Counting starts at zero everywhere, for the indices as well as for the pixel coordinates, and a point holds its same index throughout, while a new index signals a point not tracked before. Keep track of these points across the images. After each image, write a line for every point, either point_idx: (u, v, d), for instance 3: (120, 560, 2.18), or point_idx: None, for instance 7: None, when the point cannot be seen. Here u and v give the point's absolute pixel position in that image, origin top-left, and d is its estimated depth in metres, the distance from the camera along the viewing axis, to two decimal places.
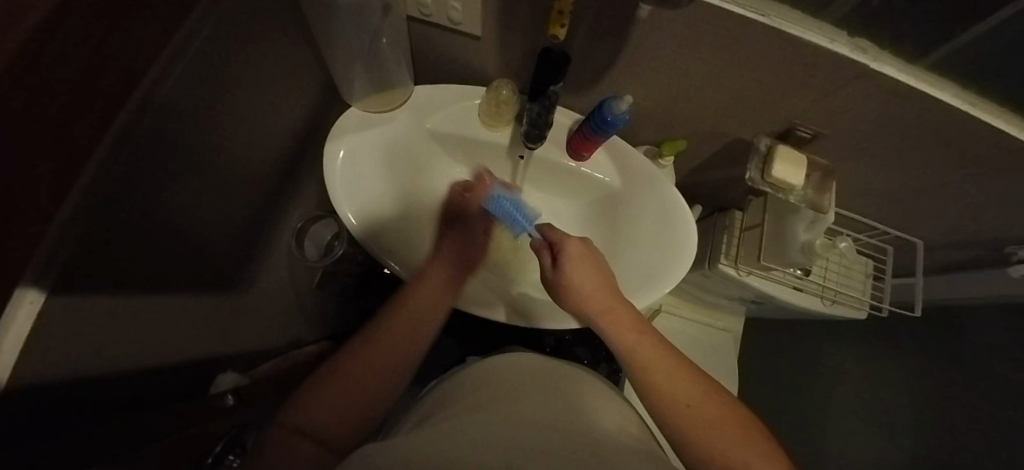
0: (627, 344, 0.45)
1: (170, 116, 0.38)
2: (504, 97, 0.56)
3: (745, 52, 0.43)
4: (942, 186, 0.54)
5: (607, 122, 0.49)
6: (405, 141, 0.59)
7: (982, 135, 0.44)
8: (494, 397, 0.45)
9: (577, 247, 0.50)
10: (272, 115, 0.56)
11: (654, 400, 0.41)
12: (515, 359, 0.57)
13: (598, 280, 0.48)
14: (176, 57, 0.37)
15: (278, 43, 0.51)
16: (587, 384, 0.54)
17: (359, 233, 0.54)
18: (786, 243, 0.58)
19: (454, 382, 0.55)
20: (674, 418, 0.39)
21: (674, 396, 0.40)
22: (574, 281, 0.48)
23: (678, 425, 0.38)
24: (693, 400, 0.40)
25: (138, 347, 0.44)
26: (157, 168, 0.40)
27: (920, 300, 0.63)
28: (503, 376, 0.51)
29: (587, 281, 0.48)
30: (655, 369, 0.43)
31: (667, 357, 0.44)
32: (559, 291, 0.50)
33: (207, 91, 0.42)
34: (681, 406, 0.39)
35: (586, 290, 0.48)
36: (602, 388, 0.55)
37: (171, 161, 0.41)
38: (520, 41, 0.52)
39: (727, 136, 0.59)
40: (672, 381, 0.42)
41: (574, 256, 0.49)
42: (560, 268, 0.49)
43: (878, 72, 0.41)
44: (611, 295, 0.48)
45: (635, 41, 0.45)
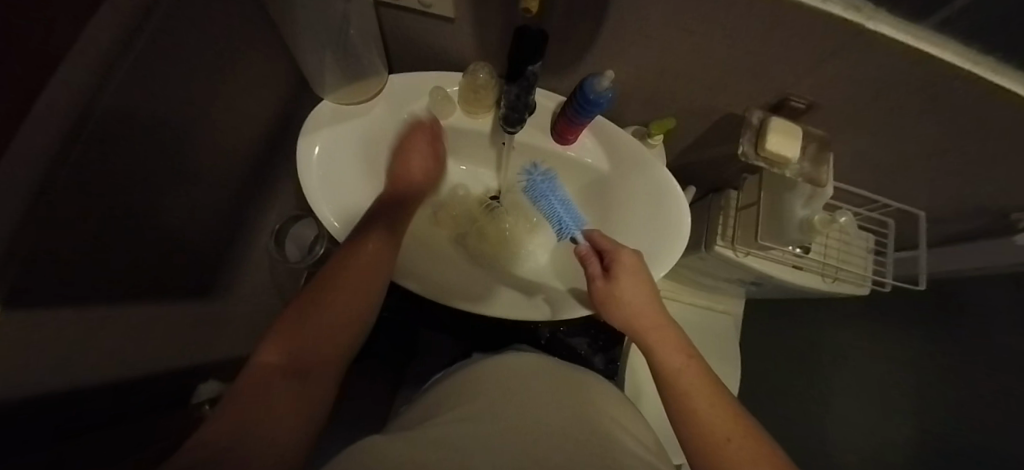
0: (673, 368, 0.45)
1: (120, 118, 0.36)
2: (481, 82, 0.53)
3: (731, 21, 0.40)
4: (944, 154, 0.52)
5: (590, 102, 0.47)
6: (383, 134, 0.57)
7: (987, 98, 0.42)
8: (487, 403, 0.42)
9: (630, 259, 0.49)
10: (238, 113, 0.53)
11: (694, 428, 0.39)
12: (508, 361, 0.55)
13: (646, 297, 0.48)
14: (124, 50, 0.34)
15: (239, 36, 0.48)
16: (589, 387, 0.52)
17: (338, 231, 0.52)
18: (782, 220, 0.56)
19: (449, 386, 0.52)
20: (710, 448, 0.37)
21: (710, 422, 0.39)
22: (626, 294, 0.47)
23: (713, 456, 0.36)
24: (735, 433, 0.37)
25: (106, 365, 0.42)
26: (113, 172, 0.37)
27: (925, 273, 0.61)
28: (489, 379, 0.49)
29: (639, 297, 0.48)
30: (696, 395, 0.42)
31: (710, 387, 0.43)
32: (603, 301, 0.49)
33: (162, 84, 0.39)
34: (719, 436, 0.37)
35: (634, 306, 0.48)
36: (593, 384, 0.53)
37: (129, 164, 0.39)
38: (494, 22, 0.49)
39: (718, 112, 0.57)
40: (714, 410, 0.40)
41: (626, 268, 0.48)
42: (612, 278, 0.48)
43: (873, 30, 0.38)
44: (657, 314, 0.49)
45: (615, 15, 0.43)
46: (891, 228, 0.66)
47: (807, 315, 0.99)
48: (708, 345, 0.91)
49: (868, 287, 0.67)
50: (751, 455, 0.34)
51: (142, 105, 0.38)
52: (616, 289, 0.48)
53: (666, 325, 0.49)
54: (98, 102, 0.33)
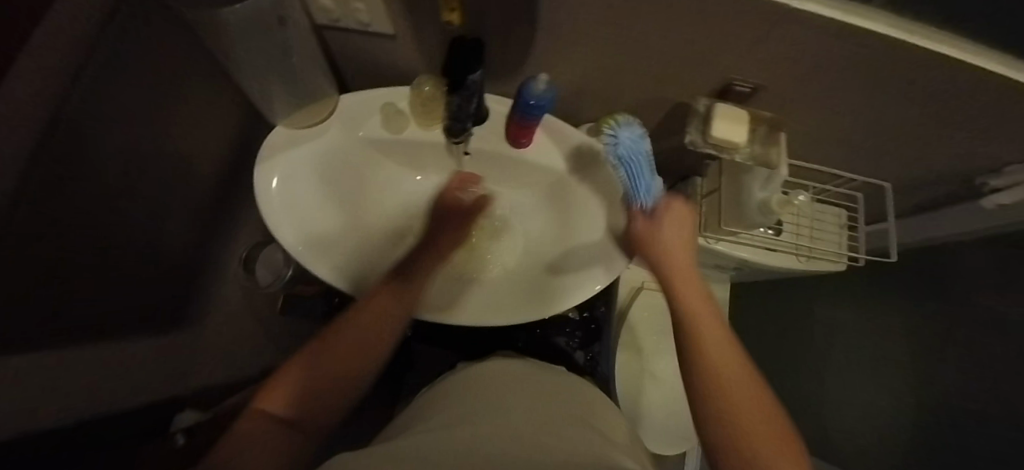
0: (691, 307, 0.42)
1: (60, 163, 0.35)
2: (428, 94, 0.54)
3: (658, 14, 0.40)
4: (896, 125, 0.52)
5: (532, 106, 0.47)
6: (340, 154, 0.57)
7: (931, 67, 0.41)
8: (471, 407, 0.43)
9: (681, 207, 0.49)
10: (190, 147, 0.54)
11: (705, 365, 0.36)
12: (480, 370, 0.56)
13: (683, 241, 0.48)
14: (70, 80, 0.34)
15: (184, 70, 0.49)
16: (564, 386, 0.53)
17: (301, 255, 0.53)
18: (743, 204, 0.56)
19: (431, 395, 0.53)
20: (712, 388, 0.35)
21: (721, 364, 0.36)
22: (666, 240, 0.47)
23: (715, 399, 0.34)
24: (740, 389, 0.34)
25: (70, 410, 0.43)
26: (54, 214, 0.35)
27: (894, 246, 0.61)
28: (461, 391, 0.49)
29: (675, 247, 0.47)
30: (710, 338, 0.39)
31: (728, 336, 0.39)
32: (639, 241, 0.49)
33: (110, 111, 0.40)
34: (725, 389, 0.34)
35: (669, 245, 0.47)
36: (568, 386, 0.54)
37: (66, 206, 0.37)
38: (433, 35, 0.50)
39: (668, 102, 0.57)
40: (731, 366, 0.36)
41: (671, 214, 0.48)
42: (653, 221, 0.48)
43: (802, 10, 0.36)
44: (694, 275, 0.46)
45: (546, 19, 0.43)
46: (859, 202, 0.65)
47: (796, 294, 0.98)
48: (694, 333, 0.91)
49: (843, 263, 0.66)
50: (754, 417, 0.32)
51: (86, 148, 0.38)
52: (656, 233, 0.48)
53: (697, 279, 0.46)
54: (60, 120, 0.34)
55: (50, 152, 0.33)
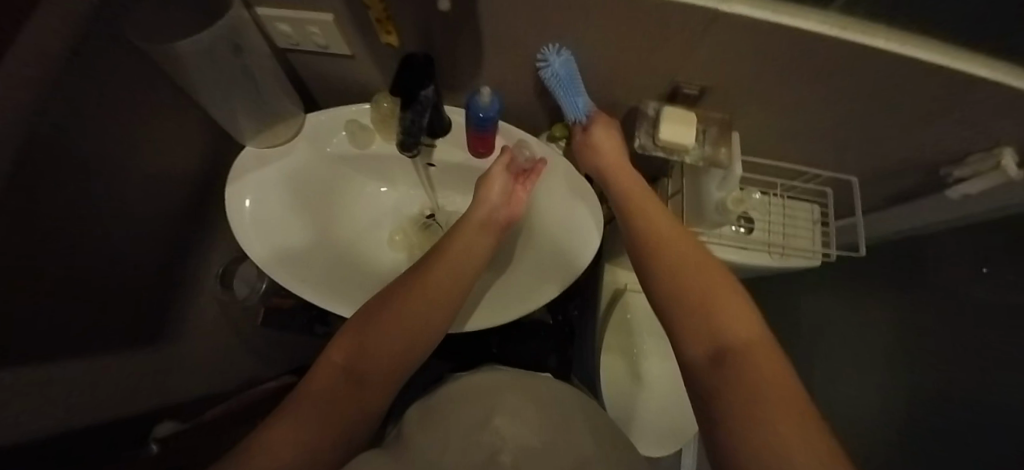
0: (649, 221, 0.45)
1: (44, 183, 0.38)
2: (387, 110, 0.56)
3: (591, 20, 0.41)
4: (849, 119, 0.52)
5: (482, 118, 0.49)
6: (308, 172, 0.60)
7: (865, 60, 0.42)
8: (424, 443, 0.44)
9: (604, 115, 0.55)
10: (162, 170, 0.57)
11: (661, 263, 0.40)
12: (453, 385, 0.56)
13: (615, 142, 0.54)
14: (42, 110, 0.36)
15: (158, 96, 0.52)
16: (526, 391, 0.54)
17: (272, 270, 0.55)
18: (702, 203, 0.56)
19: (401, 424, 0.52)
20: (673, 277, 0.38)
21: (678, 260, 0.40)
22: (603, 152, 0.53)
23: (675, 289, 0.38)
24: (708, 282, 0.37)
25: (50, 424, 0.44)
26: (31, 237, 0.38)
27: (864, 239, 0.60)
28: (441, 413, 0.50)
29: (616, 163, 0.53)
30: (670, 242, 0.42)
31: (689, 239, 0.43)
32: (582, 152, 0.56)
33: (76, 138, 0.41)
34: (690, 281, 0.37)
35: (606, 151, 0.53)
36: (541, 394, 0.54)
37: (47, 225, 0.40)
38: (387, 53, 0.52)
39: (622, 107, 0.58)
40: (690, 261, 0.39)
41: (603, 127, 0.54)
42: (591, 139, 0.54)
43: (729, 12, 0.38)
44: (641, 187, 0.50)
45: (487, 32, 0.45)
46: (829, 197, 0.65)
47: None
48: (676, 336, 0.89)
49: (817, 259, 0.65)
50: (717, 301, 0.35)
51: (65, 171, 0.41)
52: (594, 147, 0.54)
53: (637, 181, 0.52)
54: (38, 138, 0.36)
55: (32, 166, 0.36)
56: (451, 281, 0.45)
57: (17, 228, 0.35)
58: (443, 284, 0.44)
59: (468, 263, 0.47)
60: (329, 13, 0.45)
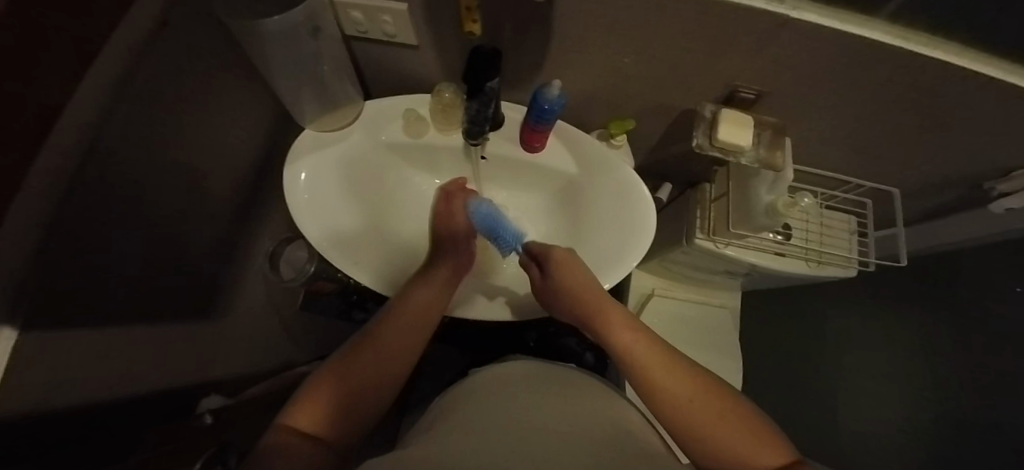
0: (627, 341, 0.44)
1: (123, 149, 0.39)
2: (448, 101, 0.58)
3: (663, 22, 0.43)
4: (900, 130, 0.53)
5: (546, 111, 0.50)
6: (363, 157, 0.60)
7: (925, 70, 0.43)
8: (469, 412, 0.44)
9: (562, 252, 0.51)
10: (226, 149, 0.58)
11: (659, 401, 0.39)
12: (493, 372, 0.57)
13: (574, 266, 0.50)
14: (127, 81, 0.38)
15: (228, 77, 0.54)
16: (579, 386, 0.52)
17: (326, 251, 0.55)
18: (751, 206, 0.57)
19: (450, 401, 0.52)
20: (677, 416, 0.37)
21: (668, 387, 0.39)
22: (567, 284, 0.49)
23: (683, 425, 0.37)
24: (704, 407, 0.37)
25: (108, 392, 0.44)
26: (99, 203, 0.39)
27: (905, 250, 0.62)
28: (483, 392, 0.50)
29: (580, 282, 0.49)
30: (651, 363, 0.41)
31: (659, 348, 0.43)
32: (552, 296, 0.51)
33: (154, 112, 0.42)
34: (679, 399, 0.38)
35: (576, 286, 0.49)
36: (584, 383, 0.53)
37: (114, 191, 0.40)
38: (453, 45, 0.53)
39: (674, 109, 0.59)
40: (677, 386, 0.39)
41: (562, 262, 0.50)
42: (551, 276, 0.50)
43: (800, 20, 0.40)
44: (600, 296, 0.48)
45: (558, 29, 0.47)
46: (868, 207, 0.66)
47: (813, 308, 0.97)
48: (712, 342, 0.87)
49: (853, 268, 0.65)
50: (708, 412, 0.36)
51: (140, 137, 0.42)
52: (559, 282, 0.49)
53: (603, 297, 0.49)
54: (117, 109, 0.37)
55: (105, 136, 0.37)
56: (419, 319, 0.46)
57: (79, 195, 0.36)
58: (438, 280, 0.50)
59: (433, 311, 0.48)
60: (402, 2, 0.47)
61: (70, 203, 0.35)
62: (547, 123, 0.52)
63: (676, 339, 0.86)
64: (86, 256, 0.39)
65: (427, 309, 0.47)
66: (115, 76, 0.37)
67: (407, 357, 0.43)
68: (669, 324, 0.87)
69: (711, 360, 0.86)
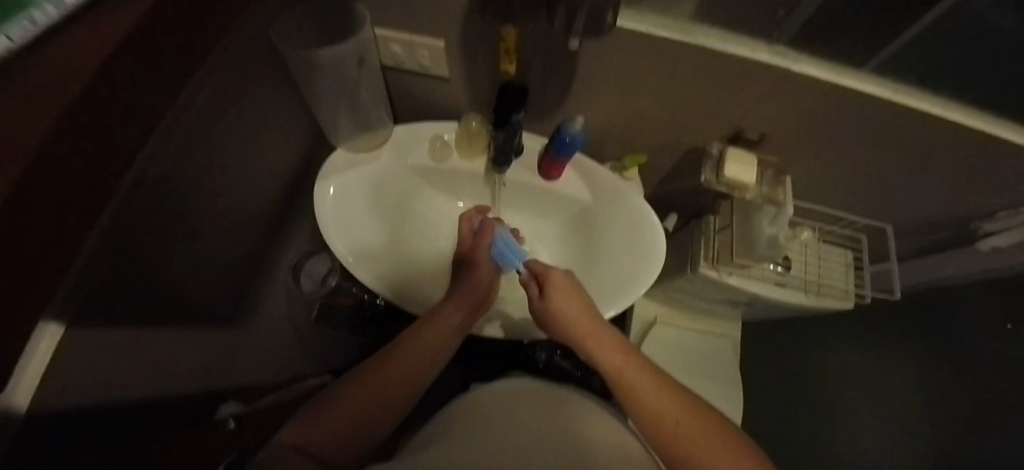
0: (617, 366, 0.46)
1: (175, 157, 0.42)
2: (474, 129, 0.62)
3: (679, 70, 0.48)
4: (893, 172, 0.58)
5: (567, 143, 0.54)
6: (390, 178, 0.64)
7: (911, 118, 0.48)
8: (472, 436, 0.44)
9: (559, 277, 0.51)
10: (264, 165, 0.61)
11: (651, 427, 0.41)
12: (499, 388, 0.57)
13: (573, 298, 0.50)
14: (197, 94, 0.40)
15: (272, 98, 0.58)
16: (574, 406, 0.53)
17: (350, 264, 0.58)
18: (753, 239, 0.61)
19: (453, 414, 0.53)
20: (671, 441, 0.40)
21: (661, 413, 0.42)
22: (562, 310, 0.49)
23: (678, 451, 0.40)
24: (697, 434, 0.40)
25: (132, 393, 0.44)
26: (150, 205, 0.40)
27: (899, 284, 0.65)
28: (491, 411, 0.50)
29: (574, 309, 0.49)
30: (643, 391, 0.43)
31: (651, 375, 0.45)
32: (545, 318, 0.51)
33: (205, 120, 0.45)
34: (667, 425, 0.41)
35: (571, 315, 0.49)
36: (588, 405, 0.54)
37: (162, 194, 0.42)
38: (484, 81, 0.58)
39: (683, 147, 0.64)
40: (670, 412, 0.41)
41: (557, 286, 0.50)
42: (546, 298, 0.50)
43: (800, 72, 0.46)
44: (593, 320, 0.49)
45: (582, 71, 0.51)
46: (864, 243, 0.70)
47: None
48: (715, 370, 0.88)
49: (851, 300, 0.68)
50: (700, 436, 0.39)
51: (190, 141, 0.44)
52: (553, 307, 0.50)
53: (595, 321, 0.49)
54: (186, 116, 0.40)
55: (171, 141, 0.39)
56: (428, 352, 0.47)
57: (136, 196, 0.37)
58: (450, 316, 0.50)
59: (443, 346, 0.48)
60: (442, 39, 0.52)
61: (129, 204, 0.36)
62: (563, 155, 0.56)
63: (680, 367, 0.87)
64: (128, 255, 0.40)
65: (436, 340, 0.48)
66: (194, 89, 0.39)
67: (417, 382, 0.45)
68: (673, 351, 0.88)
69: (714, 388, 0.87)
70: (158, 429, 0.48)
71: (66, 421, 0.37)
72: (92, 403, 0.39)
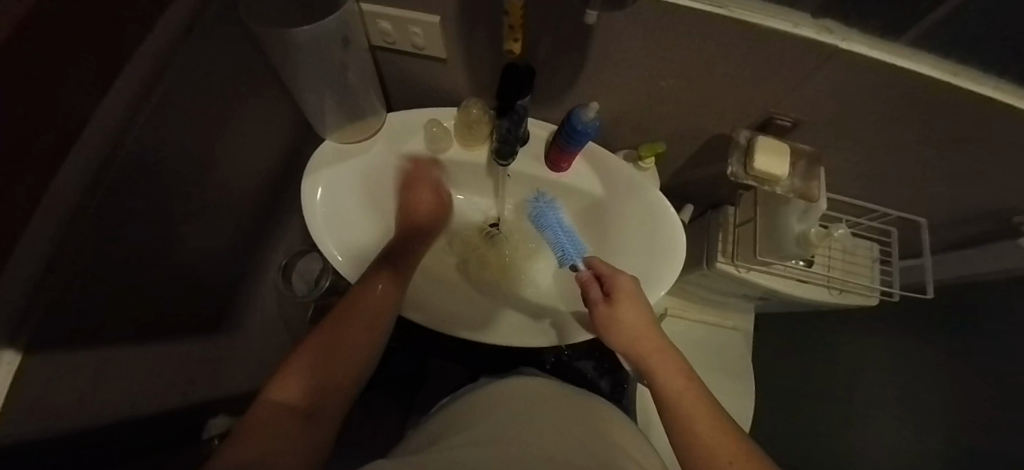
0: (677, 390, 0.43)
1: (144, 156, 0.38)
2: (474, 117, 0.56)
3: (706, 49, 0.42)
4: (936, 163, 0.53)
5: (578, 132, 0.49)
6: (384, 171, 0.59)
7: (970, 105, 0.42)
8: (477, 428, 0.41)
9: (628, 283, 0.47)
10: (243, 160, 0.56)
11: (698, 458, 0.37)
12: (506, 382, 0.53)
13: (642, 310, 0.46)
14: (147, 93, 0.37)
15: (245, 82, 0.51)
16: (585, 405, 0.49)
17: (344, 268, 0.53)
18: (780, 235, 0.57)
19: (454, 411, 0.49)
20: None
21: (714, 446, 0.37)
22: (626, 318, 0.45)
23: None
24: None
25: (112, 416, 0.42)
26: (114, 218, 0.37)
27: (930, 282, 0.61)
28: (493, 402, 0.48)
29: (641, 322, 0.46)
30: (698, 418, 0.40)
31: (711, 406, 0.41)
32: (603, 325, 0.47)
33: (174, 118, 0.41)
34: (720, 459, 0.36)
35: (637, 328, 0.45)
36: (598, 404, 0.51)
37: (132, 203, 0.39)
38: (485, 61, 0.52)
39: (705, 133, 0.58)
40: (723, 445, 0.37)
41: (625, 293, 0.47)
42: (610, 303, 0.46)
43: (849, 51, 0.38)
44: (656, 335, 0.46)
45: (596, 49, 0.45)
46: (894, 236, 0.65)
47: (827, 332, 0.96)
48: (726, 364, 0.86)
49: (876, 297, 0.64)
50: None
51: (159, 144, 0.40)
52: (617, 313, 0.46)
53: (657, 338, 0.46)
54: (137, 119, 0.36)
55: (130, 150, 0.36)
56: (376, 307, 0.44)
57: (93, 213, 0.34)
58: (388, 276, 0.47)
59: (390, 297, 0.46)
60: (436, 15, 0.45)
61: (81, 221, 0.33)
62: (573, 144, 0.51)
63: (689, 361, 0.84)
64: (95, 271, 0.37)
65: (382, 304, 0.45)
66: (135, 89, 0.36)
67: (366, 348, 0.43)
68: (682, 345, 0.85)
69: (723, 382, 0.84)
70: (144, 448, 0.46)
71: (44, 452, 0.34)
72: (71, 428, 0.37)
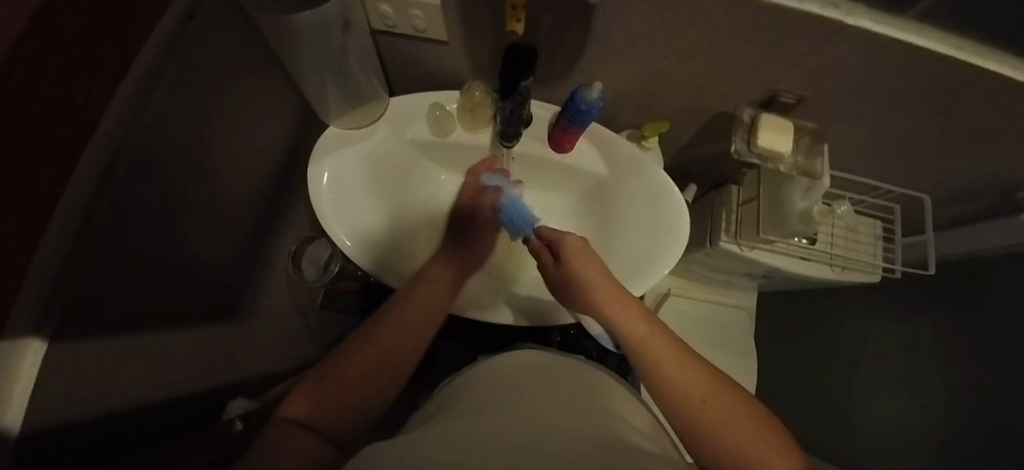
0: (637, 335, 0.42)
1: (153, 147, 0.40)
2: (478, 99, 0.57)
3: (709, 26, 0.41)
4: (940, 139, 0.53)
5: (582, 111, 0.48)
6: (389, 155, 0.59)
7: (977, 80, 0.42)
8: (489, 396, 0.42)
9: (575, 241, 0.49)
10: (249, 150, 0.57)
11: (664, 392, 0.37)
12: (511, 356, 0.55)
13: (595, 267, 0.47)
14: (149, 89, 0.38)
15: (247, 71, 0.51)
16: (594, 379, 0.50)
17: (353, 253, 0.54)
18: (784, 213, 0.57)
19: (462, 382, 0.51)
20: (684, 406, 0.35)
21: (677, 380, 0.37)
22: (578, 273, 0.47)
23: (693, 420, 0.34)
24: (714, 404, 0.35)
25: (141, 396, 0.45)
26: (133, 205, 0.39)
27: (933, 257, 0.61)
28: (497, 371, 0.50)
29: (594, 275, 0.46)
30: (663, 356, 0.39)
31: (677, 347, 0.41)
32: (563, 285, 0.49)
33: (185, 112, 0.43)
34: (685, 393, 0.36)
35: (591, 282, 0.46)
36: (600, 376, 0.52)
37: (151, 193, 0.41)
38: (487, 42, 0.51)
39: (710, 111, 0.58)
40: (683, 378, 0.37)
41: (573, 251, 0.48)
42: (563, 263, 0.48)
43: (854, 26, 0.38)
44: (615, 286, 0.46)
45: (599, 27, 0.44)
46: (897, 212, 0.66)
47: (827, 310, 0.97)
48: (728, 341, 0.87)
49: (878, 273, 0.65)
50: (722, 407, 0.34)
51: (171, 138, 0.42)
52: (569, 270, 0.47)
53: (615, 289, 0.46)
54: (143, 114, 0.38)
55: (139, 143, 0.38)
56: (418, 324, 0.42)
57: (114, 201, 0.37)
58: (446, 274, 0.47)
59: (439, 305, 0.45)
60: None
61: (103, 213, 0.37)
62: (579, 124, 0.51)
63: (694, 337, 0.86)
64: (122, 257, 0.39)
65: (436, 301, 0.45)
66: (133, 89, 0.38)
67: (418, 343, 0.41)
68: (685, 323, 0.87)
69: (726, 359, 0.86)
70: (171, 429, 0.49)
71: (82, 430, 0.38)
72: (88, 416, 0.39)
